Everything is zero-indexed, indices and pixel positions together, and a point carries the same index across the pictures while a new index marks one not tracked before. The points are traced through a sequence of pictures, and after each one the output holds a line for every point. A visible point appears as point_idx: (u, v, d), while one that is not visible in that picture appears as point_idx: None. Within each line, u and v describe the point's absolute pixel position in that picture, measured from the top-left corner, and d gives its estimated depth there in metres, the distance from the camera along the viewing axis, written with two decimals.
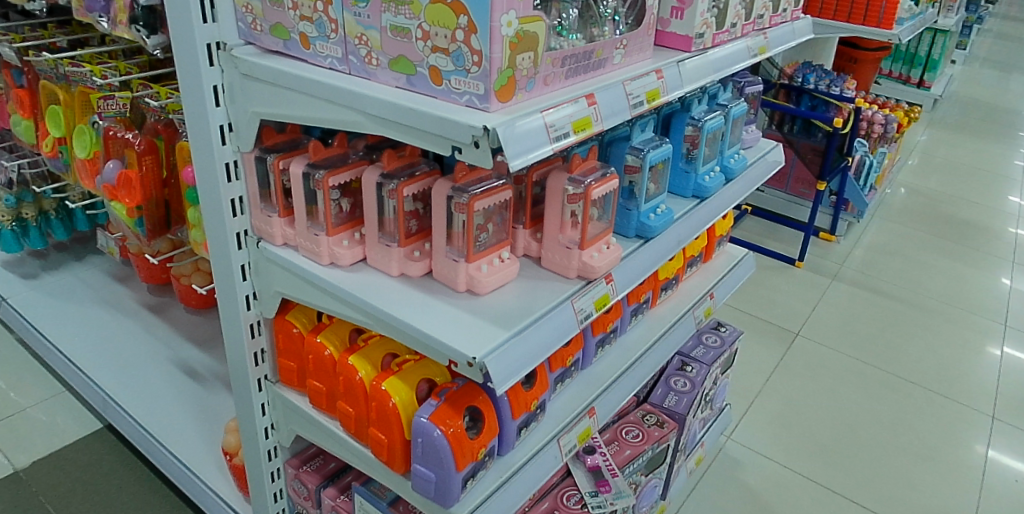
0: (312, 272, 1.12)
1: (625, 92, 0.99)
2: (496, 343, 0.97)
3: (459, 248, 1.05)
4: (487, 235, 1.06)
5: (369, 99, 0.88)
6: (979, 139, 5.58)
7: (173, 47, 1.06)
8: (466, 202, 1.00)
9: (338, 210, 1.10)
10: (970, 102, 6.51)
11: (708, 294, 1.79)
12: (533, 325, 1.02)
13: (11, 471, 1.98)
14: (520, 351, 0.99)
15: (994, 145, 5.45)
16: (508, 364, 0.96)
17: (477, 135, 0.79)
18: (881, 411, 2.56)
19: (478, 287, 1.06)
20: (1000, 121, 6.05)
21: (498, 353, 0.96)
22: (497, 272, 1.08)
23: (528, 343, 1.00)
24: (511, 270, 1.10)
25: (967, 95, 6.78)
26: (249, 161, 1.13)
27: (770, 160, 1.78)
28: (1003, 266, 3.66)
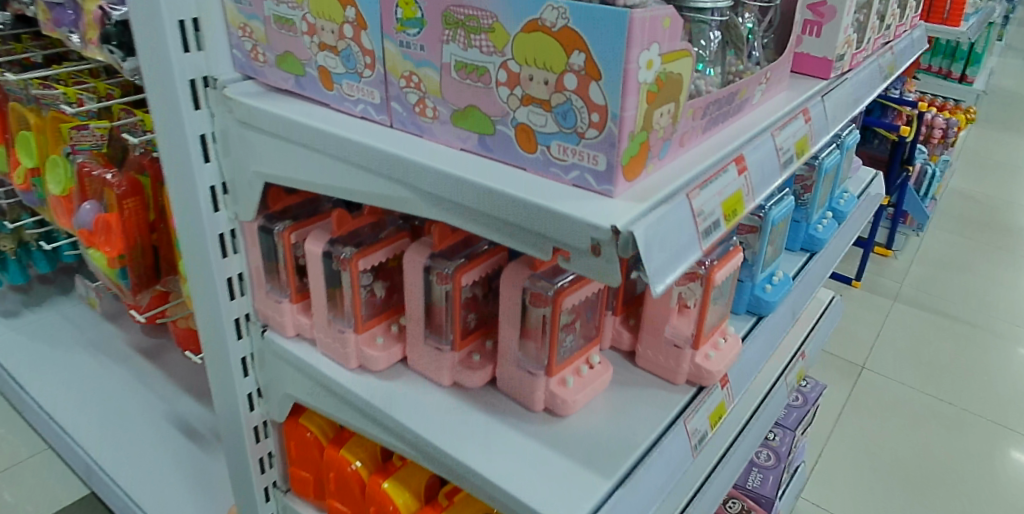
0: (334, 378, 0.84)
1: (775, 146, 0.70)
2: (595, 504, 0.69)
3: (535, 356, 0.78)
4: (573, 336, 0.79)
5: (421, 168, 0.60)
6: None
7: (144, 82, 0.78)
8: (552, 296, 0.73)
9: (370, 297, 0.82)
10: (1017, 90, 6.08)
11: (800, 354, 1.49)
12: (642, 468, 0.74)
13: None
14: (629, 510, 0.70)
15: None
16: None
17: (602, 238, 0.51)
18: (965, 458, 2.21)
19: (563, 408, 0.78)
20: None
21: None
22: (587, 384, 0.80)
23: (637, 498, 0.72)
24: (603, 378, 0.82)
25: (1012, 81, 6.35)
26: (251, 230, 0.85)
27: (874, 193, 1.48)
28: None
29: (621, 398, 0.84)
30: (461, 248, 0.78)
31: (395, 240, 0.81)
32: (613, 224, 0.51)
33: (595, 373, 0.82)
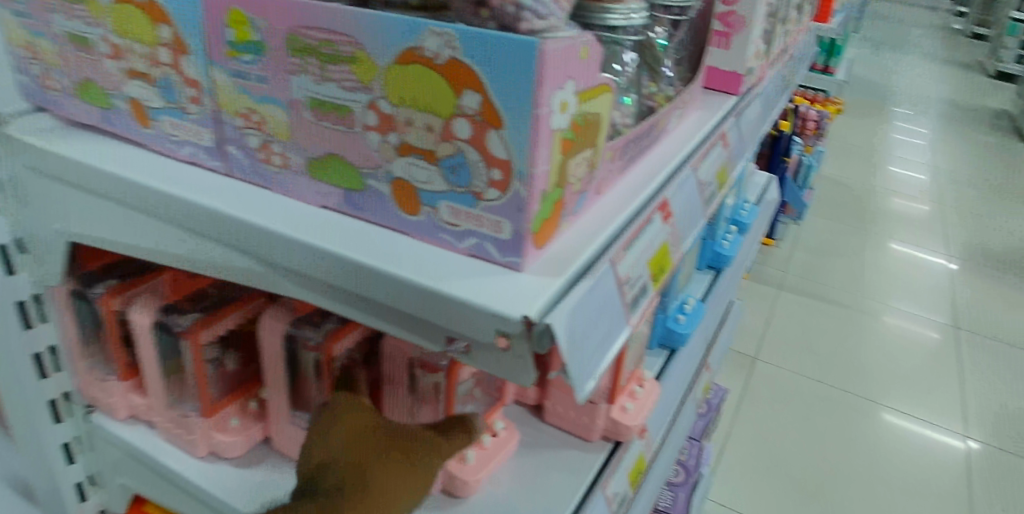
0: (179, 471, 0.68)
1: (697, 182, 0.61)
2: None
3: None
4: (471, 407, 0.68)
5: (269, 234, 0.46)
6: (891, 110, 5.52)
7: None
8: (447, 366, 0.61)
9: (220, 371, 0.67)
10: (874, 72, 6.50)
11: (706, 366, 1.45)
12: None
13: None
14: None
15: (906, 116, 5.39)
16: None
17: (511, 330, 0.40)
18: (852, 441, 2.28)
19: (464, 490, 0.66)
20: (906, 91, 6.04)
21: None
22: (490, 457, 0.68)
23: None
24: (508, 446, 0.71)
25: (871, 63, 6.77)
26: (60, 296, 0.67)
27: (770, 198, 1.45)
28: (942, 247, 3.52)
29: (531, 463, 0.73)
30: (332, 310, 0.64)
31: (251, 300, 0.66)
32: (525, 313, 0.39)
33: (500, 442, 0.71)
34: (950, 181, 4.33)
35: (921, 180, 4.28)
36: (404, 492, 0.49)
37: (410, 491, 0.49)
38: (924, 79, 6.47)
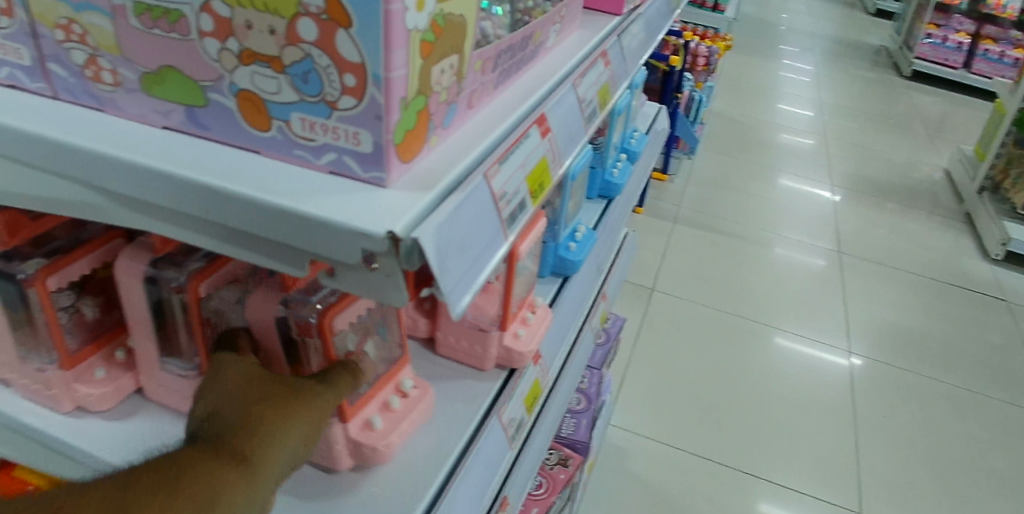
0: (41, 429, 0.63)
1: (577, 98, 0.60)
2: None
3: None
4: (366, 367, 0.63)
5: (106, 160, 0.41)
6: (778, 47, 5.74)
7: None
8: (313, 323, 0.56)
9: (77, 319, 0.62)
10: (761, 10, 6.71)
11: (601, 297, 1.50)
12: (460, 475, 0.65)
13: None
14: None
15: (791, 53, 5.63)
16: None
17: (375, 248, 0.37)
18: (744, 362, 2.43)
19: (374, 458, 0.61)
20: (791, 28, 6.30)
21: None
22: (396, 420, 0.63)
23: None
24: (424, 406, 0.67)
25: (758, 1, 6.98)
26: None
27: (658, 128, 1.49)
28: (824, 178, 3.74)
29: None
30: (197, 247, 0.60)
31: (105, 242, 0.60)
32: (389, 230, 0.37)
33: (410, 403, 0.65)
34: (831, 114, 4.58)
35: (807, 115, 4.50)
36: (303, 427, 0.50)
37: (305, 431, 0.50)
38: (807, 16, 6.74)
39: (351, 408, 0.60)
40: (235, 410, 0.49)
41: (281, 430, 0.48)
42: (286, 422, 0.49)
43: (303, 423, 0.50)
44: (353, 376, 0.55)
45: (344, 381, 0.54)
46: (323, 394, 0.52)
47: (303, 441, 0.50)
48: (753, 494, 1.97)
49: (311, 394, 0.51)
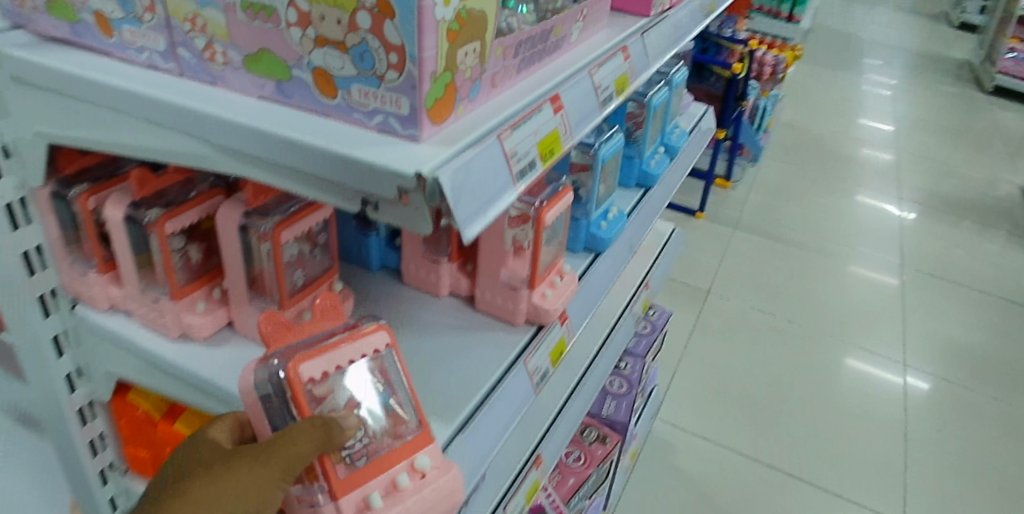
0: (156, 352, 0.78)
1: (593, 84, 0.71)
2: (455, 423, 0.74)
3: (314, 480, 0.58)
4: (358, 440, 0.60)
5: (217, 120, 0.55)
6: (854, 59, 5.63)
7: None
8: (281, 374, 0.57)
9: (185, 262, 0.77)
10: (837, 22, 6.58)
11: (644, 285, 1.60)
12: (486, 404, 0.77)
13: None
14: (486, 434, 0.75)
15: (867, 65, 5.51)
16: (474, 458, 0.73)
17: (408, 186, 0.49)
18: (797, 369, 2.44)
19: None
20: (869, 40, 6.15)
21: (462, 440, 0.73)
22: (396, 501, 0.59)
23: (476, 444, 0.74)
24: (434, 490, 0.61)
25: (835, 14, 6.85)
26: (43, 199, 0.75)
27: (703, 128, 1.57)
28: (892, 191, 3.67)
29: (462, 344, 0.85)
30: (280, 203, 0.74)
31: (209, 198, 0.75)
32: (418, 170, 0.49)
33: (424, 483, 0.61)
34: (905, 128, 4.47)
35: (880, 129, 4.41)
36: (254, 500, 0.52)
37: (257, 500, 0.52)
38: (888, 29, 6.55)
39: (339, 483, 0.57)
40: (194, 487, 0.54)
41: (229, 505, 0.52)
42: (235, 499, 0.52)
43: (255, 493, 0.52)
44: (323, 430, 0.53)
45: (304, 439, 0.53)
46: (280, 461, 0.53)
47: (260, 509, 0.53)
48: (796, 497, 1.99)
49: (268, 463, 0.53)
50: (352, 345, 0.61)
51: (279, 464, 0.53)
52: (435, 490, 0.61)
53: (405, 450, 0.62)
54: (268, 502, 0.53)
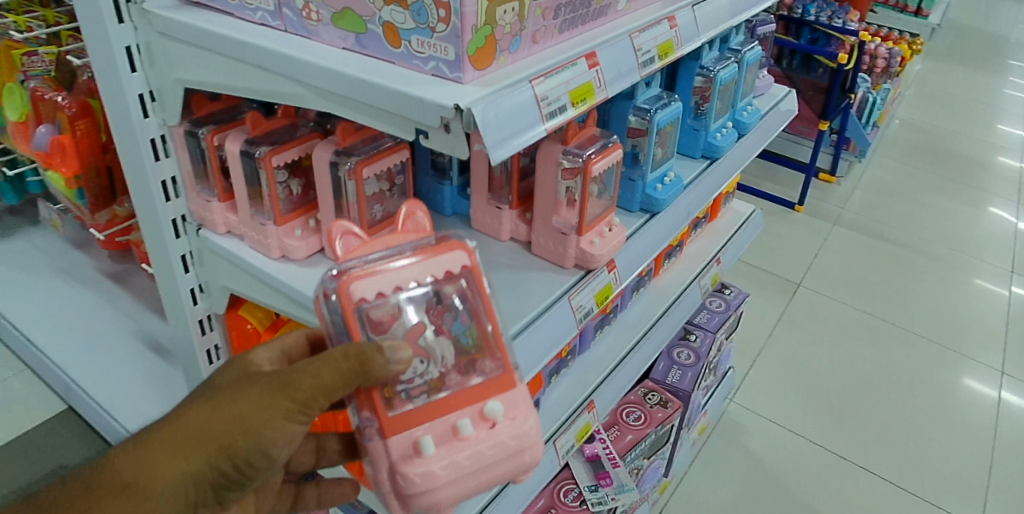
0: (260, 267, 0.94)
1: (633, 46, 0.80)
2: (526, 319, 0.89)
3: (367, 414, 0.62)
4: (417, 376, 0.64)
5: (308, 65, 0.69)
6: (992, 60, 5.20)
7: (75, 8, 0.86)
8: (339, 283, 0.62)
9: (288, 194, 0.93)
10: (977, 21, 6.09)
11: (715, 260, 1.62)
12: (546, 315, 0.91)
13: None
14: (547, 334, 0.90)
15: (1006, 67, 5.08)
16: (536, 352, 0.87)
17: (448, 116, 0.61)
18: (899, 371, 2.23)
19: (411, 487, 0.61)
20: (1012, 41, 5.65)
21: (527, 334, 0.87)
22: (440, 452, 0.62)
23: (538, 340, 0.88)
24: (490, 450, 0.63)
25: (976, 13, 6.33)
26: (179, 136, 0.94)
27: (783, 109, 1.59)
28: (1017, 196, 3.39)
29: (511, 281, 0.95)
30: (363, 145, 0.88)
31: (308, 140, 0.91)
32: (456, 103, 0.60)
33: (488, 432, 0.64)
34: None
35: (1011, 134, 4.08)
36: (265, 421, 0.53)
37: (266, 423, 0.53)
38: None
39: (390, 422, 0.62)
40: (219, 390, 0.55)
41: (237, 415, 0.53)
42: (247, 410, 0.53)
43: (270, 412, 0.53)
44: (354, 367, 0.54)
45: (338, 369, 0.53)
46: (297, 386, 0.53)
47: (266, 434, 0.53)
48: (885, 498, 1.82)
49: (287, 386, 0.53)
50: (427, 270, 0.64)
51: (306, 392, 0.53)
52: (496, 447, 0.63)
53: (474, 397, 0.65)
54: (279, 427, 0.53)
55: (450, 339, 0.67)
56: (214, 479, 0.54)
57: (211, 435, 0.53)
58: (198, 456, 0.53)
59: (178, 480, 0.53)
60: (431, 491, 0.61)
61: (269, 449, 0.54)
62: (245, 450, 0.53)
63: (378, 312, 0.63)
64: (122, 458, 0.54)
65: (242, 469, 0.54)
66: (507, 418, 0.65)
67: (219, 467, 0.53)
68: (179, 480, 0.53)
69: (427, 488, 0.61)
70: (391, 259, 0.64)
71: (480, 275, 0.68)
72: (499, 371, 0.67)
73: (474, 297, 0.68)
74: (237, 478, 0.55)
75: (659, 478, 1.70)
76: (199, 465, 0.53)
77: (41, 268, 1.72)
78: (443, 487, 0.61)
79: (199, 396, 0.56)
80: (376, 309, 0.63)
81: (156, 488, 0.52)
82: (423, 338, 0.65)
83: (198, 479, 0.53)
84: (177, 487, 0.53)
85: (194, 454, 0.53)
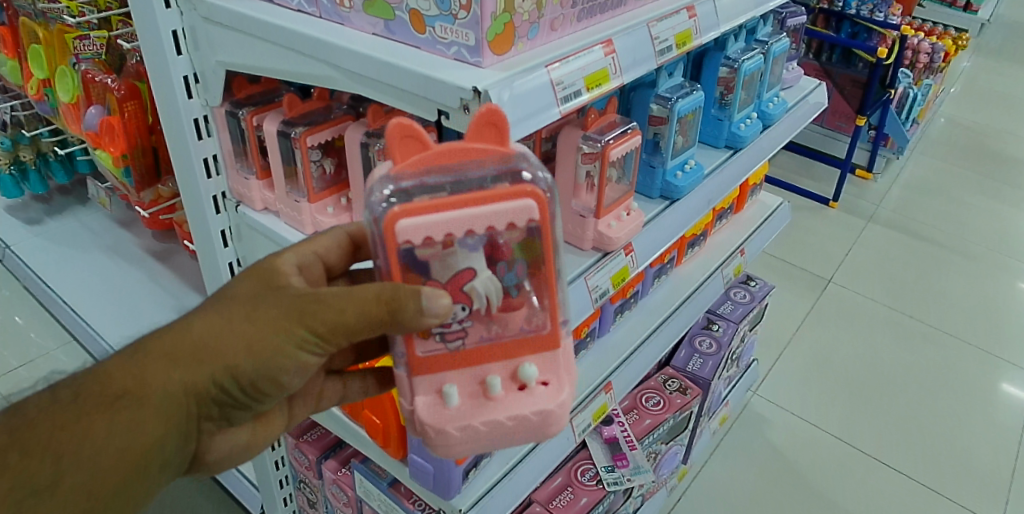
0: (293, 242, 1.00)
1: (649, 35, 0.86)
2: (581, 268, 0.98)
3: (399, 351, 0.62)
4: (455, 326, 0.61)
5: (339, 49, 0.74)
6: None
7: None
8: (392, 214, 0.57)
9: (321, 173, 0.98)
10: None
11: (739, 251, 1.59)
12: (598, 263, 0.99)
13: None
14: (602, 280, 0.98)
15: None
16: (585, 299, 0.95)
17: (466, 98, 0.65)
18: (928, 372, 2.20)
19: (432, 437, 0.62)
20: None
21: (583, 279, 0.96)
22: (461, 408, 0.62)
23: (589, 288, 0.96)
24: (509, 421, 0.62)
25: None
26: (220, 116, 1.00)
27: (813, 102, 1.59)
28: None
29: None
30: (392, 128, 0.92)
31: (340, 122, 0.97)
32: (474, 85, 0.64)
33: (514, 395, 0.63)
34: None
35: None
36: (277, 346, 0.56)
37: (276, 349, 0.56)
38: None
39: (418, 363, 0.62)
40: (234, 300, 0.58)
41: (249, 335, 0.56)
42: (260, 331, 0.56)
43: (283, 338, 0.56)
44: (381, 312, 0.55)
45: (366, 307, 0.55)
46: (319, 318, 0.55)
47: (277, 358, 0.57)
48: (906, 497, 1.81)
49: (306, 316, 0.56)
50: (485, 219, 0.57)
51: (326, 324, 0.55)
52: (518, 418, 0.62)
53: (511, 355, 0.63)
54: (290, 354, 0.57)
55: (501, 285, 0.62)
56: (217, 393, 0.58)
57: (221, 352, 0.56)
58: (203, 372, 0.57)
59: (180, 391, 0.57)
60: (445, 444, 0.63)
61: (277, 372, 0.58)
62: (251, 371, 0.57)
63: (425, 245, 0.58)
64: (121, 366, 0.56)
65: (247, 387, 0.59)
66: (539, 383, 0.64)
67: (224, 383, 0.58)
68: (181, 390, 0.57)
69: (440, 439, 0.62)
70: (450, 197, 0.57)
71: (547, 226, 0.60)
72: (547, 330, 0.64)
73: (536, 242, 0.62)
74: (239, 394, 0.59)
75: (676, 465, 1.71)
76: (205, 379, 0.57)
77: (90, 245, 1.82)
78: (455, 443, 0.63)
79: (211, 302, 0.59)
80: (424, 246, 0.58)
81: (155, 399, 0.56)
82: (468, 285, 0.60)
83: (201, 391, 0.57)
84: (178, 397, 0.57)
85: (202, 367, 0.57)
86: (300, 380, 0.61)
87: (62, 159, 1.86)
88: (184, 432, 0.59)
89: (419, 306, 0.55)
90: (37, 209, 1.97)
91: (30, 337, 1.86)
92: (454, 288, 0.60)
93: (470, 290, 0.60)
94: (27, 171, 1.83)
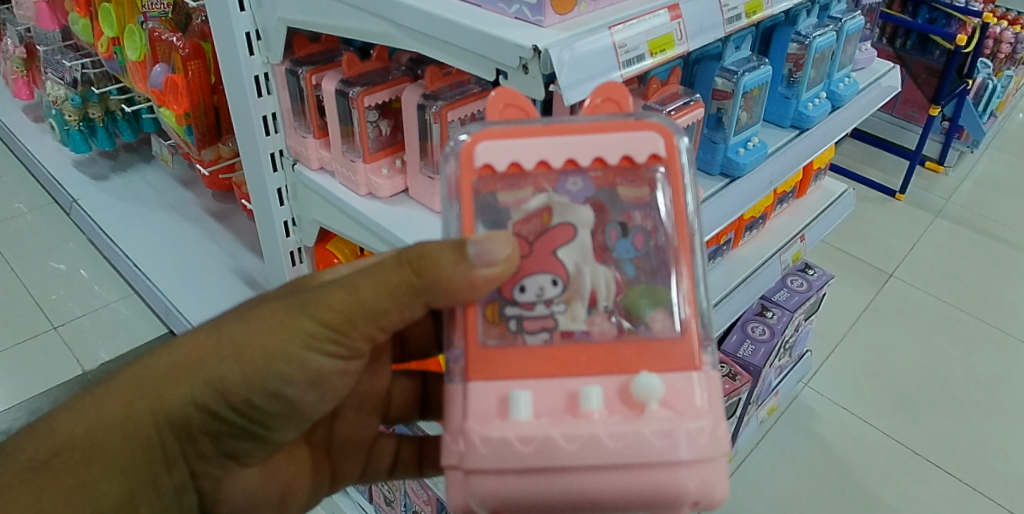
0: (347, 202, 1.01)
1: (718, 2, 0.82)
2: None
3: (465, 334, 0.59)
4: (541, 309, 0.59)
5: (399, 5, 0.74)
6: None
7: None
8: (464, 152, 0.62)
9: (377, 133, 0.97)
10: None
11: (799, 237, 1.53)
12: None
13: (44, 349, 1.78)
14: None
15: None
16: None
17: (526, 57, 0.64)
18: (990, 376, 2.10)
19: (472, 453, 0.53)
20: None
21: None
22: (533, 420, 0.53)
23: None
24: (610, 441, 0.52)
25: None
26: (281, 73, 1.01)
27: (885, 85, 1.51)
28: None
29: None
30: (450, 90, 0.90)
31: (398, 83, 0.96)
32: (534, 44, 0.63)
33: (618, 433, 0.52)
34: None
35: None
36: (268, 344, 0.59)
37: (268, 354, 0.59)
38: None
39: (475, 357, 0.57)
40: (228, 321, 0.61)
41: (235, 344, 0.59)
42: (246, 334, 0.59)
43: (280, 340, 0.59)
44: (408, 277, 0.56)
45: (394, 273, 0.57)
46: (323, 307, 0.58)
47: (275, 367, 0.60)
48: (957, 501, 1.74)
49: (309, 307, 0.59)
50: (596, 147, 0.62)
51: (369, 282, 0.58)
52: (627, 439, 0.52)
53: (605, 365, 0.56)
54: (280, 353, 0.59)
55: (609, 265, 0.61)
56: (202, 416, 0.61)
57: (204, 365, 0.59)
58: (179, 398, 0.59)
59: (146, 417, 0.59)
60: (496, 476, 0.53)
61: (279, 385, 0.61)
62: (241, 386, 0.60)
63: (510, 189, 0.62)
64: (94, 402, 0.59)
65: (237, 407, 0.61)
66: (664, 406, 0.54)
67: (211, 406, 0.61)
68: (159, 424, 0.60)
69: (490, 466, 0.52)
70: (556, 127, 0.63)
71: (677, 170, 0.63)
72: (682, 344, 0.58)
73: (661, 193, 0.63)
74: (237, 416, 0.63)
75: None
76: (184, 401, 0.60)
77: (152, 202, 1.87)
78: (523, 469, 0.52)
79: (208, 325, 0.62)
80: (511, 184, 0.63)
81: (127, 436, 0.59)
82: (558, 251, 0.60)
83: (181, 418, 0.60)
84: (150, 425, 0.59)
85: (182, 388, 0.59)
86: (314, 393, 0.65)
87: (129, 117, 1.91)
88: (177, 475, 0.65)
89: (467, 252, 0.56)
90: (104, 165, 2.03)
91: (92, 288, 1.93)
92: (547, 254, 0.60)
93: (560, 255, 0.60)
94: (96, 128, 1.91)
